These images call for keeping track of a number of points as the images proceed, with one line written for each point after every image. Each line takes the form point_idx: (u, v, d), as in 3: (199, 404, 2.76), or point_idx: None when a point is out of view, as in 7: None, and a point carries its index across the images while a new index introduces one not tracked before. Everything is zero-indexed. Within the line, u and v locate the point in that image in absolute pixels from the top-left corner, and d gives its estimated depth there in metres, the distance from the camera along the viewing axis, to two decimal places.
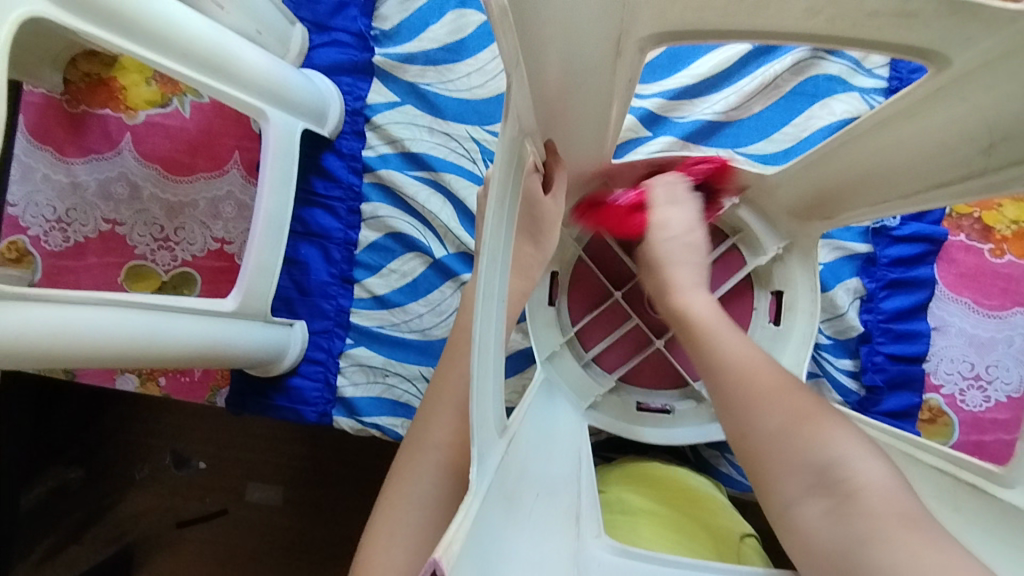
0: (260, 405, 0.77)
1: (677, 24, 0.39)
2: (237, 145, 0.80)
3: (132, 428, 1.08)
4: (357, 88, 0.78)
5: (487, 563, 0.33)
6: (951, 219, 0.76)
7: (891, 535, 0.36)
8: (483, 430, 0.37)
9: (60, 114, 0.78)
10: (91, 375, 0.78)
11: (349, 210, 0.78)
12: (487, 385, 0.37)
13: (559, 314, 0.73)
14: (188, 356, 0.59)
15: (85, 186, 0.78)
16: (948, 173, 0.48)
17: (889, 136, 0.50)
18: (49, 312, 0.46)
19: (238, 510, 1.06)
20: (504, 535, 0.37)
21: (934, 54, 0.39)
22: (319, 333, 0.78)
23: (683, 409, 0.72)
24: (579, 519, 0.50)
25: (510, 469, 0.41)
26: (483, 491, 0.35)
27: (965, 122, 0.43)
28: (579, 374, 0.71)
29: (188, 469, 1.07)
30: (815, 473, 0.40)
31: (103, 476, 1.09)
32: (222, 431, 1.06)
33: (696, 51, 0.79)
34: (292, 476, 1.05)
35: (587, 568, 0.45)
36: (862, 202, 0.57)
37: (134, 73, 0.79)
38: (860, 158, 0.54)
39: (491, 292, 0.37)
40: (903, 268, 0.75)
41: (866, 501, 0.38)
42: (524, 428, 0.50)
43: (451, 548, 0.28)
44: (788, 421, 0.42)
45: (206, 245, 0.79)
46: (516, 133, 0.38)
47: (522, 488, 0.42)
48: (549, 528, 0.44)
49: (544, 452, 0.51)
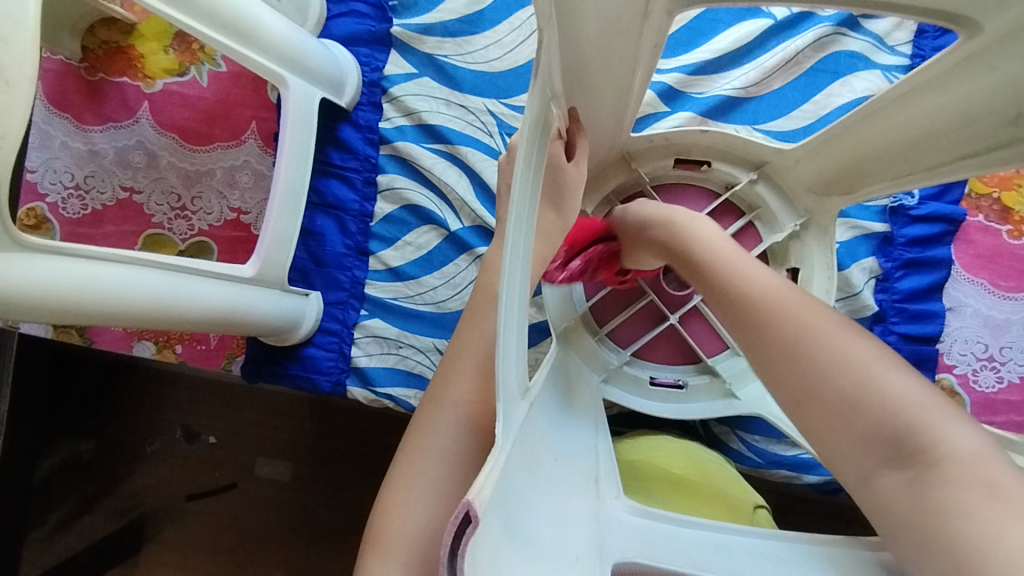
0: (275, 372, 0.78)
1: None
2: (254, 115, 0.80)
3: (144, 401, 1.10)
4: (374, 59, 0.78)
5: (513, 517, 0.34)
6: (970, 199, 0.76)
7: (975, 510, 0.32)
8: (508, 386, 0.37)
9: (78, 82, 0.78)
10: (108, 341, 0.79)
11: (365, 181, 0.78)
12: (512, 344, 0.37)
13: (574, 290, 0.74)
14: (208, 321, 0.59)
15: (103, 153, 0.79)
16: (974, 143, 0.47)
17: (917, 106, 0.49)
18: (74, 267, 0.46)
19: (248, 485, 1.07)
20: (528, 491, 0.38)
21: (965, 19, 0.38)
22: (334, 304, 0.78)
23: (696, 384, 0.72)
24: (597, 482, 0.51)
25: (531, 431, 0.42)
26: (508, 445, 0.35)
27: (994, 91, 0.43)
28: (594, 348, 0.72)
29: (198, 443, 1.09)
30: (890, 444, 0.35)
31: (114, 447, 1.10)
32: (232, 406, 1.08)
33: (717, 26, 0.78)
34: (302, 451, 1.06)
35: (607, 527, 0.47)
36: (884, 174, 0.57)
37: (152, 41, 0.79)
38: (886, 129, 0.53)
39: (518, 251, 0.37)
40: (920, 248, 0.75)
41: (953, 471, 0.33)
42: (543, 394, 0.50)
43: (483, 493, 0.29)
44: (849, 386, 0.37)
45: (223, 214, 0.79)
46: (544, 95, 0.38)
47: (543, 449, 0.43)
48: (569, 489, 0.45)
49: (561, 418, 0.52)
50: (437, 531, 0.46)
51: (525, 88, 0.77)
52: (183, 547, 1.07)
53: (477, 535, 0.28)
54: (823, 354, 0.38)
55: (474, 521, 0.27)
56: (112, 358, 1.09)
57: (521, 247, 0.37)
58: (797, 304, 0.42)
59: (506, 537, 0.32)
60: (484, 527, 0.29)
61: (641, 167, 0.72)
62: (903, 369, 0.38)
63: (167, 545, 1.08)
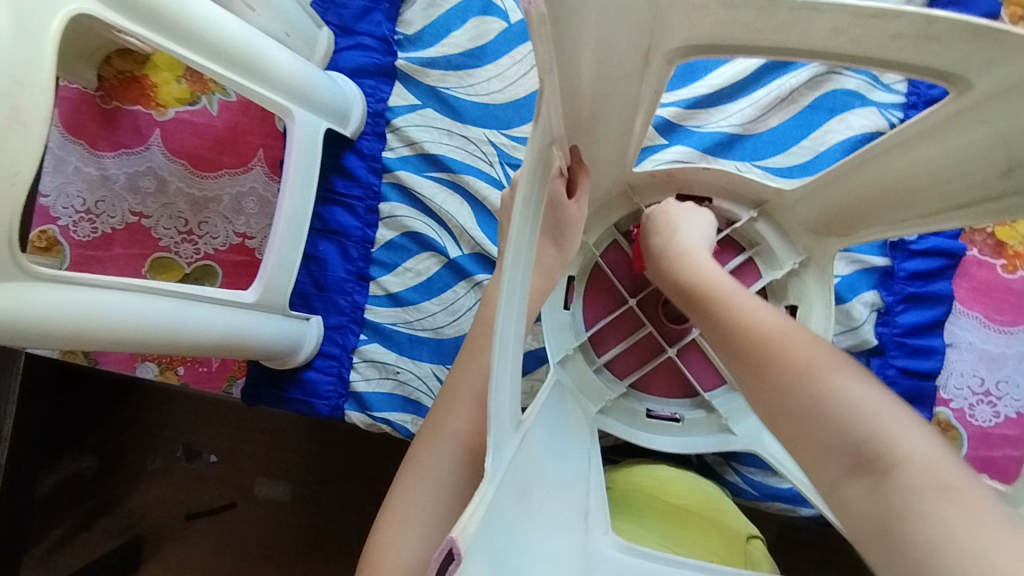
0: (275, 396, 0.79)
1: (706, 36, 0.40)
2: (262, 143, 0.82)
3: (145, 420, 1.11)
4: (379, 91, 0.80)
5: (498, 551, 0.35)
6: (966, 234, 0.76)
7: (928, 507, 0.33)
8: (500, 422, 0.37)
9: (94, 109, 0.81)
10: (112, 362, 0.81)
11: (368, 209, 0.79)
12: (506, 379, 0.38)
13: (573, 319, 0.74)
14: (213, 346, 0.60)
15: (115, 179, 0.81)
16: (967, 193, 0.49)
17: (914, 159, 0.51)
18: (86, 296, 0.45)
19: (246, 506, 1.08)
20: (515, 525, 0.38)
21: (956, 75, 0.40)
22: (335, 329, 0.79)
23: (692, 418, 0.73)
24: (587, 516, 0.51)
25: (524, 463, 0.42)
26: (497, 478, 0.36)
27: (985, 146, 0.45)
28: (592, 378, 0.73)
29: (199, 462, 1.10)
30: (848, 453, 0.37)
31: (115, 466, 1.11)
32: (233, 426, 1.09)
33: (714, 62, 0.80)
34: (302, 473, 1.06)
35: (593, 565, 0.47)
36: (880, 220, 0.58)
37: (165, 71, 0.82)
38: (885, 178, 0.55)
39: (514, 289, 0.38)
40: (921, 282, 0.75)
41: (907, 476, 0.34)
42: (538, 422, 0.51)
43: (466, 530, 0.30)
44: (812, 396, 0.39)
45: (228, 239, 0.81)
46: (544, 137, 0.40)
47: (535, 482, 0.44)
48: (559, 523, 0.46)
49: (555, 449, 0.52)
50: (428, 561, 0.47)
51: (525, 119, 0.79)
52: (182, 566, 1.08)
53: (461, 568, 0.29)
54: (797, 375, 0.41)
55: (455, 559, 0.28)
56: (115, 376, 1.10)
57: (517, 284, 0.38)
58: (773, 326, 0.45)
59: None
60: (469, 561, 0.30)
61: (643, 201, 0.72)
62: (870, 384, 0.39)
63: (165, 564, 1.08)
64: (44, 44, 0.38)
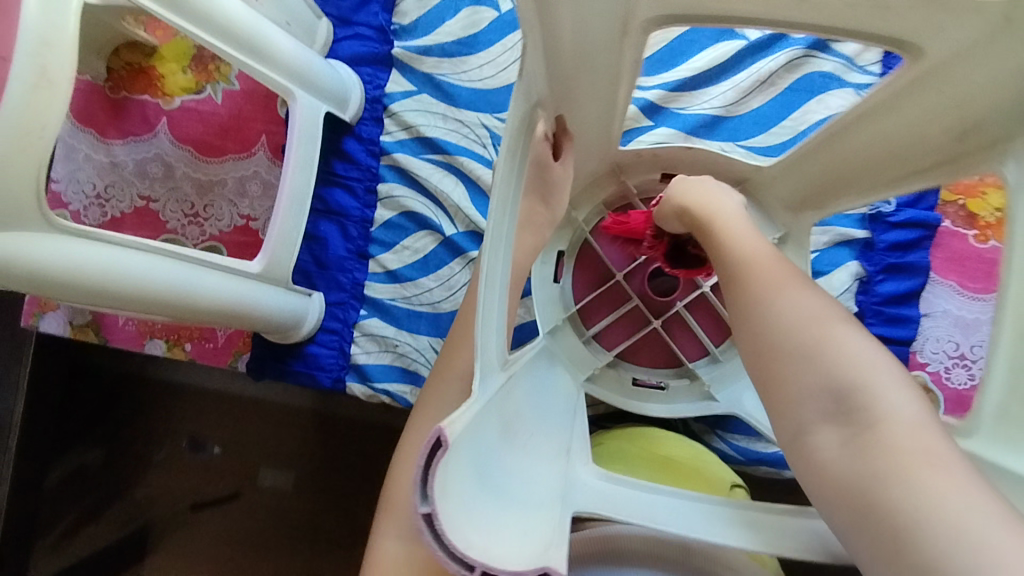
0: (279, 369, 0.82)
1: (679, 4, 0.44)
2: (264, 129, 0.85)
3: (150, 412, 1.13)
4: (377, 78, 0.84)
5: (481, 460, 0.38)
6: (939, 206, 0.80)
7: (916, 474, 0.33)
8: (485, 353, 0.41)
9: (104, 99, 0.85)
10: (122, 339, 0.84)
11: (367, 190, 0.83)
12: (491, 315, 0.42)
13: (563, 292, 0.78)
14: (220, 312, 0.63)
15: (123, 165, 0.85)
16: (926, 161, 0.52)
17: (876, 130, 0.54)
18: (106, 253, 0.48)
19: (250, 494, 1.11)
20: (497, 444, 0.42)
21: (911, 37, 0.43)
22: (336, 305, 0.83)
23: (676, 386, 0.76)
24: (569, 452, 0.55)
25: (508, 396, 0.46)
26: (483, 400, 0.39)
27: (937, 110, 0.48)
28: (580, 348, 0.75)
29: (204, 454, 1.12)
30: (833, 398, 0.37)
31: (122, 457, 1.13)
32: (237, 418, 1.11)
33: (697, 47, 0.84)
34: (304, 461, 1.09)
35: (573, 489, 0.51)
36: (851, 191, 0.62)
37: (171, 62, 0.85)
38: (851, 151, 0.58)
39: (497, 240, 0.41)
40: (899, 254, 0.79)
41: (889, 436, 0.35)
42: (522, 369, 0.55)
43: (454, 427, 0.34)
44: (811, 348, 0.39)
45: (233, 221, 0.85)
46: (525, 101, 0.43)
47: (516, 419, 0.47)
48: (538, 452, 0.50)
49: (537, 398, 0.56)
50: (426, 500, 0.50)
51: None
52: (188, 555, 1.10)
53: (446, 461, 0.33)
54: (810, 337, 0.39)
55: (442, 446, 0.32)
56: (121, 370, 1.13)
57: (500, 241, 0.42)
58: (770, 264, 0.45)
59: (474, 476, 0.37)
60: (453, 458, 0.34)
61: (629, 179, 0.77)
62: None
63: (172, 553, 1.11)
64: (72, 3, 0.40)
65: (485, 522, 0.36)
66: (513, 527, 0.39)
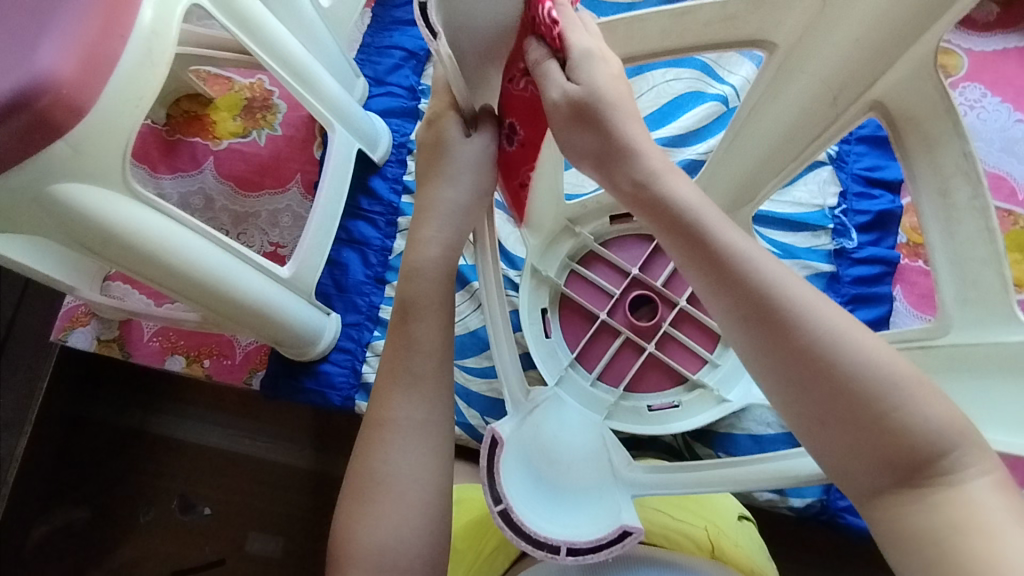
0: (291, 386, 0.85)
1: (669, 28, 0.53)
2: (300, 169, 0.95)
3: (141, 470, 1.05)
4: (403, 128, 0.95)
5: (534, 478, 0.50)
6: (910, 247, 0.86)
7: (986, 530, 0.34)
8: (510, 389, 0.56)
9: (159, 140, 0.95)
10: (143, 355, 0.88)
11: (388, 223, 0.91)
12: (506, 352, 0.56)
13: (556, 345, 0.82)
14: (252, 310, 0.67)
15: (169, 196, 0.93)
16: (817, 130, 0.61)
17: (765, 119, 0.63)
18: (168, 226, 0.54)
19: (236, 562, 1.01)
20: (541, 462, 0.52)
21: (861, 56, 0.52)
22: (351, 326, 0.87)
23: (690, 401, 0.80)
24: (610, 449, 0.61)
25: (535, 424, 0.57)
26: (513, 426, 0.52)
27: (813, 93, 0.58)
28: (588, 391, 0.79)
29: (192, 515, 1.03)
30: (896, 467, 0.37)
31: (106, 518, 1.04)
32: (230, 475, 1.04)
33: (682, 109, 0.94)
34: (294, 526, 1.02)
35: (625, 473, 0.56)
36: (768, 177, 0.70)
37: (224, 111, 0.97)
38: (751, 146, 0.67)
39: (495, 291, 0.56)
40: (865, 286, 0.83)
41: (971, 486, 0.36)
42: (545, 403, 0.63)
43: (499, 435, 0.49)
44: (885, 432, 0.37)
45: (263, 247, 0.92)
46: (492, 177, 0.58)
47: (552, 440, 0.58)
48: (583, 461, 0.57)
49: (568, 422, 0.64)
50: (443, 480, 0.53)
51: None
52: None
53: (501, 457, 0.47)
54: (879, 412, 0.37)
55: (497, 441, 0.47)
56: (121, 423, 1.07)
57: (497, 292, 0.55)
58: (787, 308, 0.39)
59: (531, 485, 0.49)
60: (506, 462, 0.48)
61: (583, 228, 0.84)
62: None
63: None
64: (177, 9, 0.51)
65: (553, 510, 0.48)
66: (581, 508, 0.49)
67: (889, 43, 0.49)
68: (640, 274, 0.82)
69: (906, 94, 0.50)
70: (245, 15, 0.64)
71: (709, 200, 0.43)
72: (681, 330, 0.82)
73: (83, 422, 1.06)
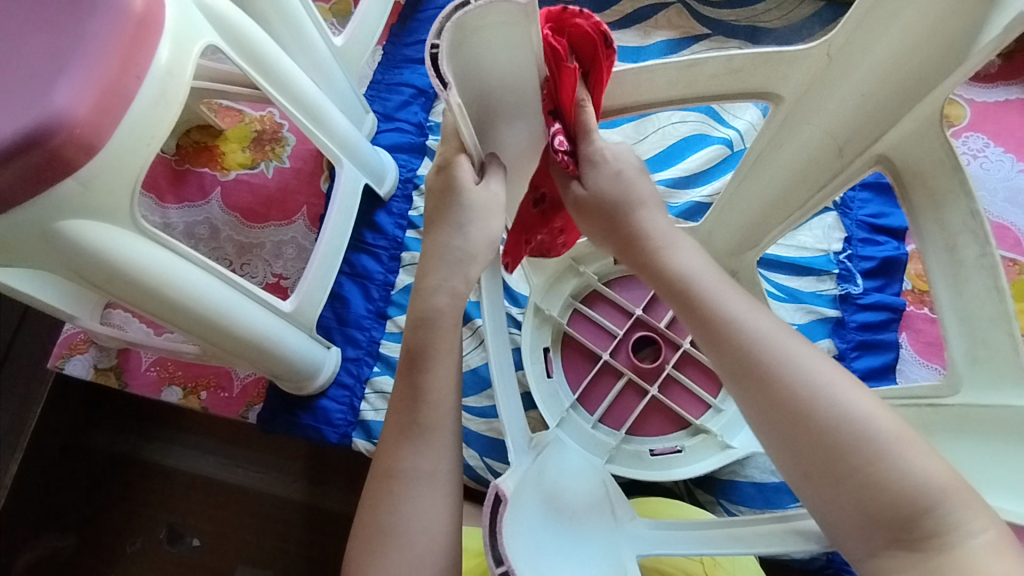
0: (288, 422, 0.84)
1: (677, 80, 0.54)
2: (306, 201, 0.96)
3: (130, 499, 1.03)
4: (410, 163, 0.95)
5: (534, 535, 0.48)
6: (914, 294, 0.86)
7: None
8: (513, 440, 0.55)
9: (168, 169, 0.96)
10: (140, 385, 0.87)
11: (391, 257, 0.91)
12: (508, 399, 0.55)
13: (558, 385, 0.81)
14: (251, 344, 0.66)
15: (175, 226, 0.94)
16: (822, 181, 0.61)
17: (770, 168, 0.64)
18: (172, 260, 0.54)
19: None
20: (541, 517, 0.51)
21: (866, 110, 0.53)
22: (351, 361, 0.86)
23: (693, 446, 0.78)
24: (612, 501, 0.59)
25: (535, 474, 0.56)
26: (514, 478, 0.50)
27: (820, 146, 0.58)
28: (590, 433, 0.78)
29: (181, 547, 1.00)
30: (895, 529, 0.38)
31: (91, 548, 1.01)
32: (221, 508, 1.02)
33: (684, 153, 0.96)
34: (284, 562, 0.99)
35: (623, 537, 0.54)
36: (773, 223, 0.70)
37: (233, 143, 0.98)
38: (753, 195, 0.69)
39: (498, 336, 0.55)
40: (870, 333, 0.83)
41: None
42: (546, 447, 0.62)
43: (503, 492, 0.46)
44: (885, 492, 0.38)
45: (266, 279, 0.92)
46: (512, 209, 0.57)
47: (552, 490, 0.57)
48: (584, 513, 0.56)
49: (569, 468, 0.63)
50: (439, 532, 0.51)
51: None
52: None
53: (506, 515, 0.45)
54: (883, 473, 0.39)
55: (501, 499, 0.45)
56: (112, 451, 1.05)
57: (499, 334, 0.55)
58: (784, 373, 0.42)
59: (533, 545, 0.46)
60: (511, 521, 0.45)
61: (586, 267, 0.84)
62: None
63: None
64: (194, 48, 0.52)
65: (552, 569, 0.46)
66: None
67: (894, 100, 0.50)
68: (643, 315, 0.81)
69: (912, 150, 0.50)
70: (258, 56, 0.65)
71: (711, 270, 0.48)
72: (683, 373, 0.81)
73: (77, 448, 1.05)
